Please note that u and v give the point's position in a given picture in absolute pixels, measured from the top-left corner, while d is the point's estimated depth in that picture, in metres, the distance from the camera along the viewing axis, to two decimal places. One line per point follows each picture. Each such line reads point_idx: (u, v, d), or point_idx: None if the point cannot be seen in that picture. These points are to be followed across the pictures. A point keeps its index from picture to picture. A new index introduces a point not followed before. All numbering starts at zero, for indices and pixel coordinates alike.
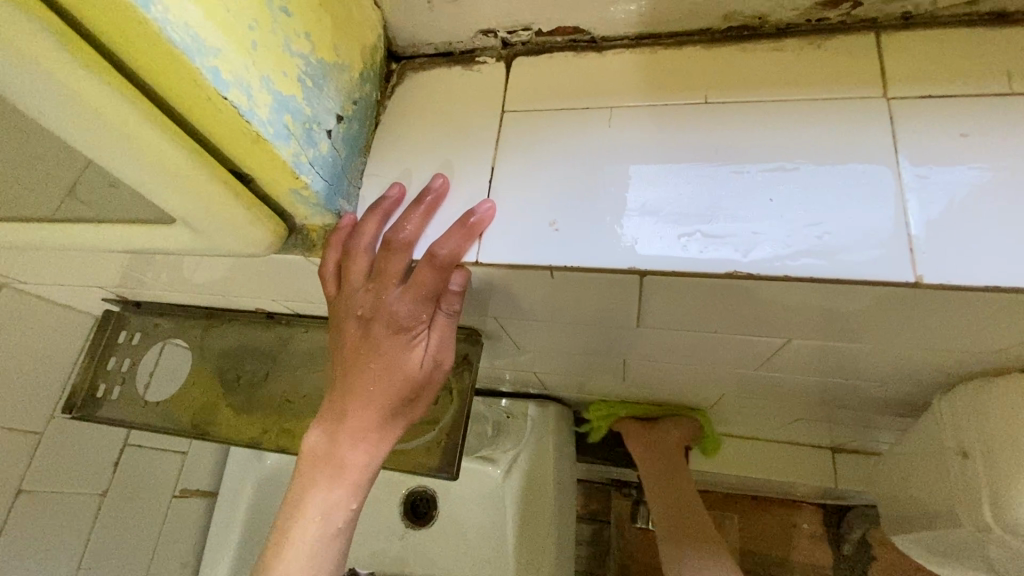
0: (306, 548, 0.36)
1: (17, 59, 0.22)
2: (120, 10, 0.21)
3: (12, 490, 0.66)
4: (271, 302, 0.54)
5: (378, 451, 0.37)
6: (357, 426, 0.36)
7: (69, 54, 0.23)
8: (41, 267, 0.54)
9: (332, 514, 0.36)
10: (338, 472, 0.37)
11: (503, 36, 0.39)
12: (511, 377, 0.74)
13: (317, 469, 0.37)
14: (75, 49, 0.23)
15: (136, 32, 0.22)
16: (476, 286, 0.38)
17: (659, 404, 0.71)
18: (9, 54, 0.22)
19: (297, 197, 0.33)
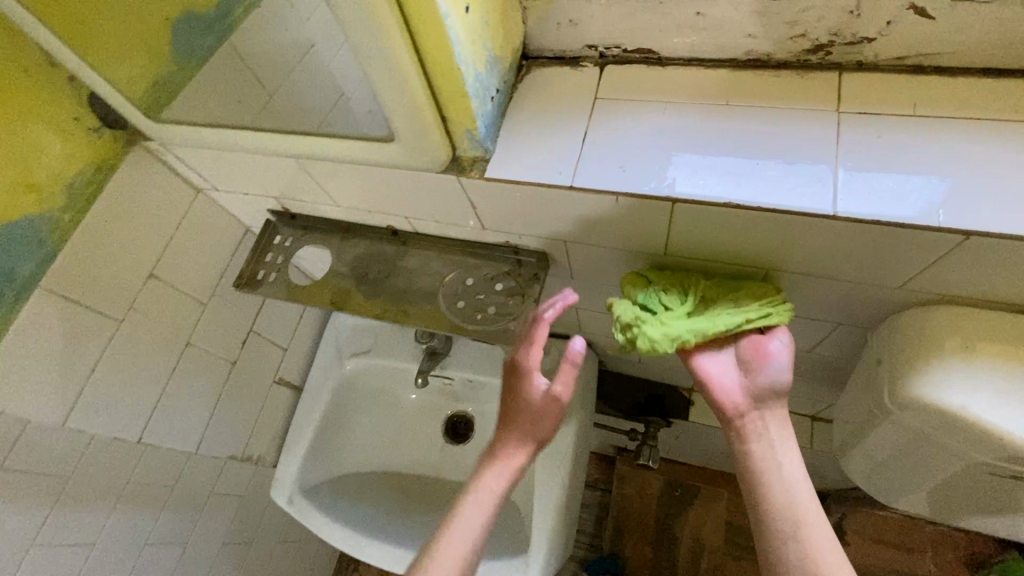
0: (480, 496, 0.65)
1: (375, 30, 0.44)
2: (433, 15, 0.43)
3: (184, 341, 0.87)
4: (402, 220, 0.76)
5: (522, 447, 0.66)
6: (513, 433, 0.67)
7: (397, 32, 0.44)
8: (246, 174, 0.77)
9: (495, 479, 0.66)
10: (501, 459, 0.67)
11: (600, 50, 0.59)
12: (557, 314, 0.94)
13: (490, 456, 0.68)
14: (400, 30, 0.45)
15: (434, 27, 0.44)
16: (566, 211, 0.59)
17: (746, 321, 0.57)
18: (372, 27, 0.44)
19: (467, 135, 0.54)
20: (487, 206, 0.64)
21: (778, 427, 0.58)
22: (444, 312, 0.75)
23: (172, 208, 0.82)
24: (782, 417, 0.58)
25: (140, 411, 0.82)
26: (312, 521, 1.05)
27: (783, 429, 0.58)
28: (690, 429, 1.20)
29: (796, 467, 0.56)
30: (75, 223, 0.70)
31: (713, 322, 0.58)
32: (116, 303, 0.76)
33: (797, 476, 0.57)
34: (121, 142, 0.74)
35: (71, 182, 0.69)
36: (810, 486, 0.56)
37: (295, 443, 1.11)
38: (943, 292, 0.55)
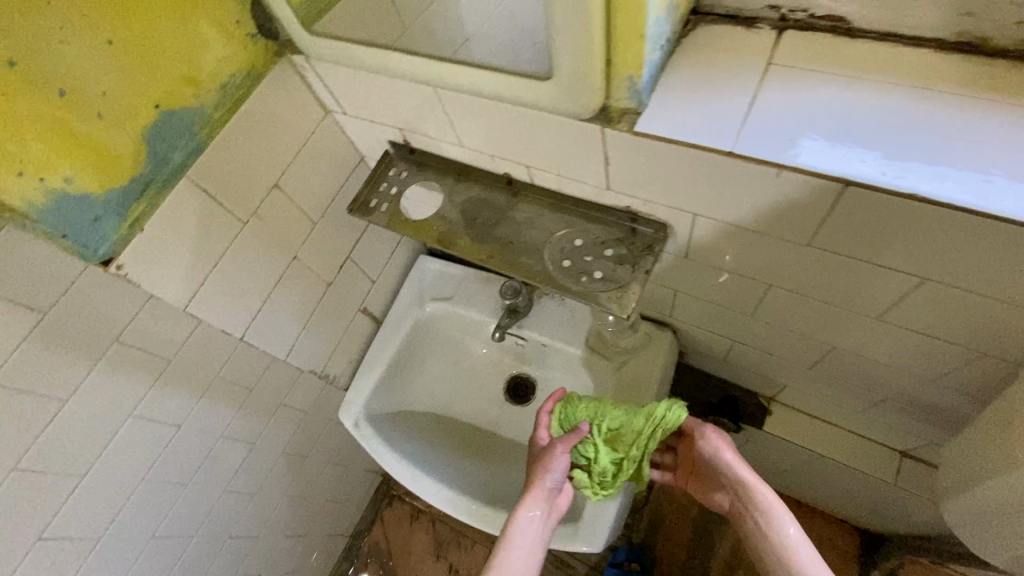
0: (523, 524, 0.77)
1: None
2: None
3: (293, 255, 0.91)
4: (521, 169, 0.75)
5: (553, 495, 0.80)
6: (547, 484, 0.80)
7: None
8: (380, 100, 0.78)
9: (534, 517, 0.78)
10: (539, 498, 0.79)
11: (783, 12, 0.55)
12: (652, 293, 0.92)
13: (532, 494, 0.80)
14: None
15: None
16: (712, 179, 0.56)
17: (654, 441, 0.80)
18: None
19: (627, 83, 0.52)
20: (621, 164, 0.62)
21: (750, 496, 0.75)
22: (547, 268, 0.75)
23: (303, 125, 0.85)
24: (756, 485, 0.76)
25: (247, 311, 0.87)
26: (373, 447, 1.09)
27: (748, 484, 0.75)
28: (760, 440, 1.16)
29: (765, 512, 0.73)
30: (223, 123, 0.74)
31: (627, 460, 0.83)
32: (244, 206, 0.80)
33: (767, 517, 0.72)
34: (271, 52, 0.77)
35: (224, 83, 0.73)
36: (787, 525, 0.71)
37: (368, 372, 1.16)
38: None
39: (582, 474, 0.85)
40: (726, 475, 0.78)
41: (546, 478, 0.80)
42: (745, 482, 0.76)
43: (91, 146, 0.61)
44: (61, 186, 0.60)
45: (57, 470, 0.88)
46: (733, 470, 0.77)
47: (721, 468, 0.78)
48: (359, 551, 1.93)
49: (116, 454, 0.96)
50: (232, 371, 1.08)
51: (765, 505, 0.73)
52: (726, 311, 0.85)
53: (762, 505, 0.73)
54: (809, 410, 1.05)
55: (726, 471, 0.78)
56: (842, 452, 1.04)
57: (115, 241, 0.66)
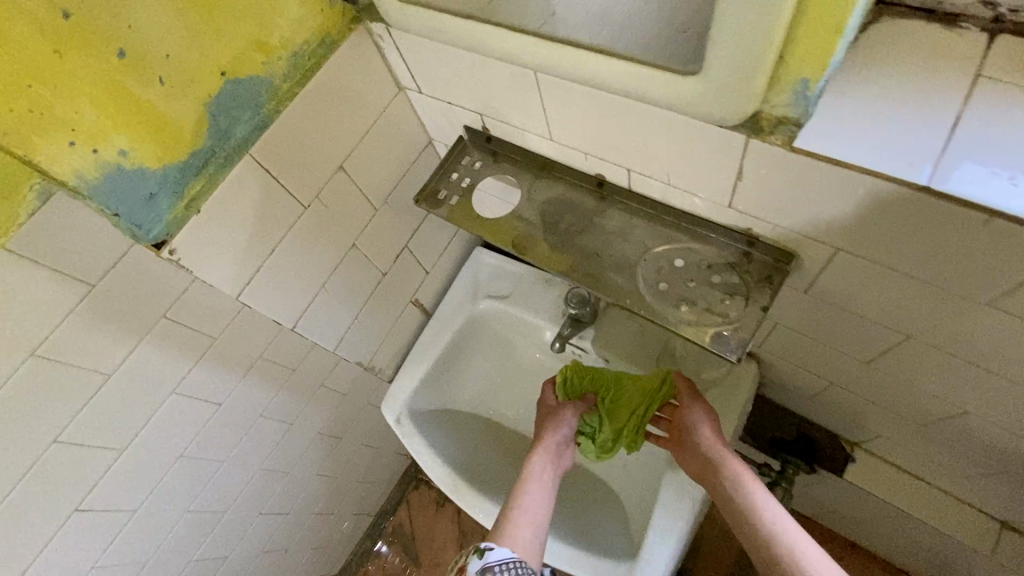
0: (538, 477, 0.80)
1: None
2: None
3: (350, 243, 0.84)
4: (620, 174, 0.65)
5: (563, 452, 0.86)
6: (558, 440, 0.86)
7: None
8: (463, 80, 0.69)
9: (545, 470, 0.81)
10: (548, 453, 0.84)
11: (1001, 11, 0.43)
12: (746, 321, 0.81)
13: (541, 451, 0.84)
14: None
15: None
16: (882, 216, 0.46)
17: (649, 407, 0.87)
18: None
19: (797, 88, 0.41)
20: (757, 183, 0.52)
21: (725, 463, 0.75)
22: (640, 290, 0.65)
23: (373, 102, 0.77)
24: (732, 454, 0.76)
25: (300, 300, 0.81)
26: (415, 447, 1.03)
27: (717, 447, 0.77)
28: (833, 484, 1.05)
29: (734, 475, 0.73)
30: (292, 95, 0.66)
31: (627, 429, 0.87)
32: (307, 189, 0.73)
33: (733, 478, 0.73)
34: (348, 18, 0.68)
35: (296, 50, 0.65)
36: (753, 487, 0.71)
37: (413, 367, 1.09)
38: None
39: (586, 441, 0.91)
40: (700, 440, 0.78)
41: (556, 432, 0.87)
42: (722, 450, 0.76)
43: (150, 115, 0.54)
44: (115, 159, 0.54)
45: (97, 442, 0.85)
46: (714, 438, 0.78)
47: (699, 435, 0.78)
48: (383, 530, 1.91)
49: (156, 429, 0.93)
50: (277, 353, 1.04)
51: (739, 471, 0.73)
52: (832, 352, 0.74)
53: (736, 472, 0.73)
54: (900, 463, 0.93)
55: (705, 439, 0.78)
56: (932, 513, 0.92)
57: (169, 222, 0.59)
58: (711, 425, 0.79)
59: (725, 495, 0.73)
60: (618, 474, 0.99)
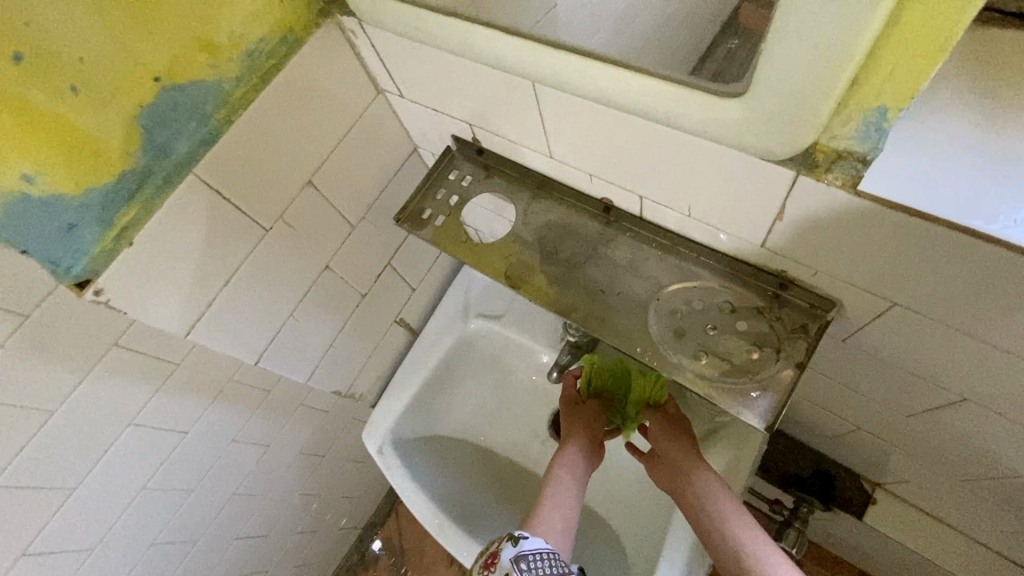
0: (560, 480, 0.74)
1: None
2: None
3: (323, 265, 0.75)
4: (632, 200, 0.56)
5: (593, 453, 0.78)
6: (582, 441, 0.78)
7: None
8: (451, 86, 0.60)
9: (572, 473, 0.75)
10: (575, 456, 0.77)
11: None
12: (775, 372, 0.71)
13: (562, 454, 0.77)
14: None
15: None
16: (958, 279, 0.37)
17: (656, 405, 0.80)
18: None
19: (866, 119, 0.32)
20: (801, 226, 0.43)
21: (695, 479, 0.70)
22: (653, 337, 0.56)
23: (349, 107, 0.67)
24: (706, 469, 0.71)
25: (265, 330, 0.71)
26: (399, 482, 0.95)
27: (688, 461, 0.71)
28: (847, 522, 0.98)
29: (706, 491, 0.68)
30: (247, 102, 0.56)
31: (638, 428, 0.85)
32: (268, 209, 0.63)
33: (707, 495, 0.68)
34: (315, 10, 0.58)
35: (250, 49, 0.55)
36: (726, 503, 0.67)
37: (398, 392, 1.01)
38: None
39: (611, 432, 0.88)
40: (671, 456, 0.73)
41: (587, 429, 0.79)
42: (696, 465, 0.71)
43: (60, 132, 0.45)
44: (20, 185, 0.44)
45: (48, 500, 0.75)
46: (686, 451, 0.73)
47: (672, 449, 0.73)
48: (374, 539, 1.84)
49: (116, 479, 0.82)
50: (249, 379, 0.94)
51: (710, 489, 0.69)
52: (864, 398, 0.66)
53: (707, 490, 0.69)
54: (926, 508, 0.85)
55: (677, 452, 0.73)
56: (960, 563, 0.84)
57: (95, 256, 0.50)
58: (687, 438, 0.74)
59: (695, 511, 0.69)
60: (618, 515, 0.91)
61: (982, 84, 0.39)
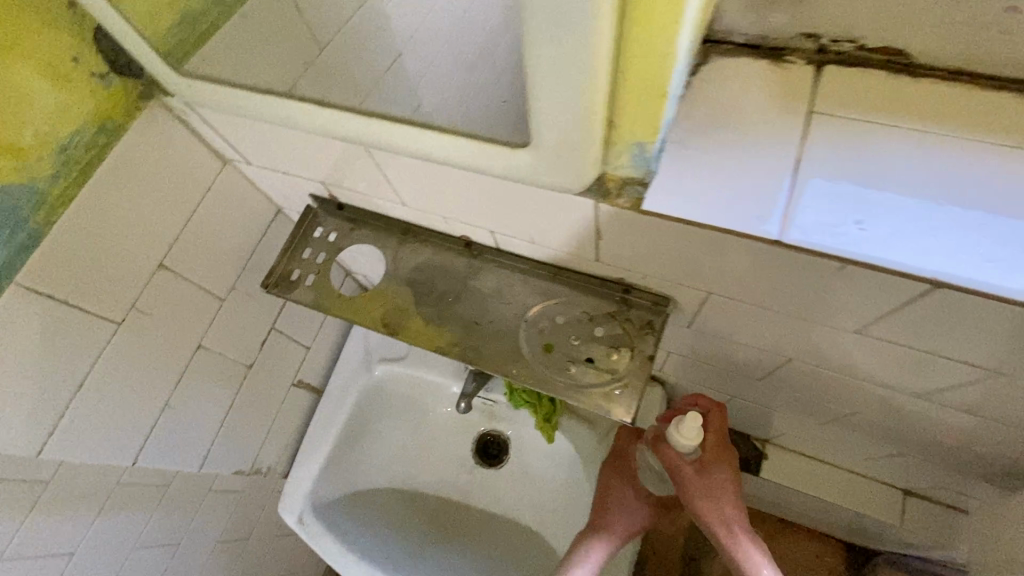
0: (586, 545, 0.68)
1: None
2: None
3: (195, 344, 0.72)
4: (485, 233, 0.60)
5: (623, 508, 0.69)
6: (615, 500, 0.70)
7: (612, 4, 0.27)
8: (290, 150, 0.60)
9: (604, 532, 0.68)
10: (605, 519, 0.69)
11: (823, 42, 0.41)
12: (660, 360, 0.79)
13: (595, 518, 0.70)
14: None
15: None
16: (737, 269, 0.44)
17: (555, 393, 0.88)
18: None
19: (632, 152, 0.37)
20: (619, 240, 0.49)
21: (717, 523, 0.59)
22: (526, 357, 0.60)
23: (193, 183, 0.65)
24: (736, 506, 0.60)
25: (138, 426, 0.67)
26: (327, 550, 0.92)
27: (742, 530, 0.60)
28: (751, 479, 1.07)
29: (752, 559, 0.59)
30: (69, 200, 0.54)
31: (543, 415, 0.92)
32: (114, 302, 0.60)
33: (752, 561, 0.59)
34: (134, 95, 0.57)
35: (62, 145, 0.53)
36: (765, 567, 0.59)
37: (309, 455, 0.98)
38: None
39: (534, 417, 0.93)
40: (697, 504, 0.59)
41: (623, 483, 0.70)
42: (724, 508, 0.59)
43: None
44: None
45: None
46: (714, 495, 0.59)
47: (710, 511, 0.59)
48: None
49: None
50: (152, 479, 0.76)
51: (736, 530, 0.59)
52: (730, 373, 0.73)
53: (726, 538, 0.59)
54: (805, 451, 0.96)
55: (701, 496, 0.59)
56: (846, 495, 0.95)
57: None
58: (719, 477, 0.60)
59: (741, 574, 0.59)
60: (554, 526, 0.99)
61: (729, 96, 0.42)
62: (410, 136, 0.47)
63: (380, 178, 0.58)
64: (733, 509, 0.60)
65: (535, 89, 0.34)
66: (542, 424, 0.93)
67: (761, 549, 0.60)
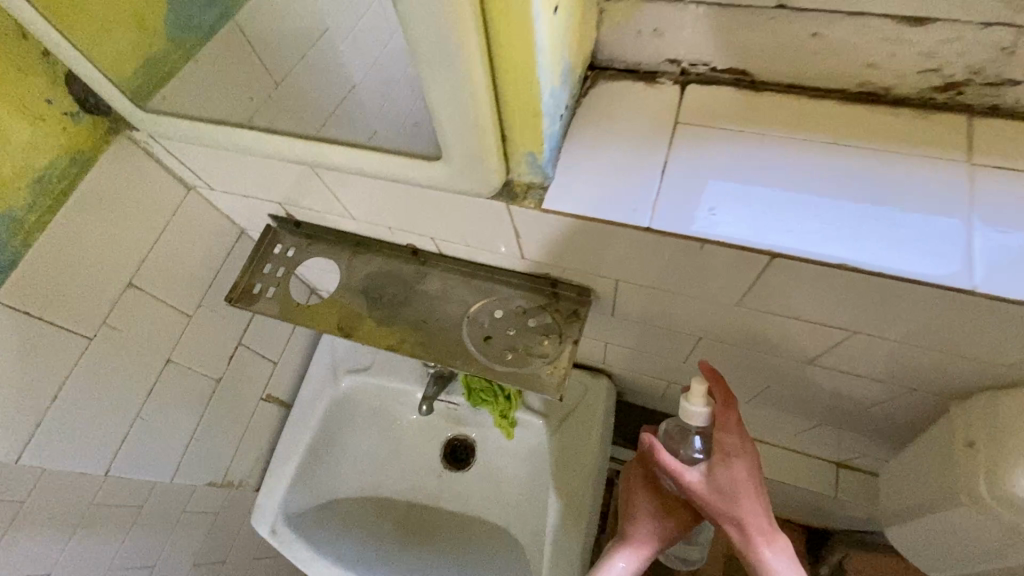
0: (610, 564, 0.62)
1: (455, 41, 0.35)
2: (525, 31, 0.35)
3: (164, 359, 0.77)
4: (426, 240, 0.67)
5: (647, 521, 0.63)
6: (637, 514, 0.64)
7: (478, 46, 0.35)
8: (247, 174, 0.67)
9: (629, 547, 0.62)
10: (629, 533, 0.63)
11: (683, 66, 0.50)
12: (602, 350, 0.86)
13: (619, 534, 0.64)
14: (483, 43, 0.36)
15: (523, 41, 0.35)
16: (631, 254, 0.52)
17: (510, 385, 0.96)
18: (454, 39, 0.35)
19: (526, 159, 0.46)
20: (535, 237, 0.56)
21: (731, 523, 0.56)
22: (468, 348, 0.66)
23: (159, 208, 0.72)
24: (755, 505, 0.56)
25: (106, 436, 0.71)
26: (299, 556, 0.95)
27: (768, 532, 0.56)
28: None
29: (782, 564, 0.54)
30: (44, 225, 0.60)
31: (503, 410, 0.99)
32: (86, 319, 0.65)
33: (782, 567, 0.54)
34: (103, 129, 0.64)
35: (39, 175, 0.59)
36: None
37: (280, 467, 1.01)
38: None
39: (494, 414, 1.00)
40: (719, 502, 0.56)
41: (645, 495, 0.64)
42: (739, 508, 0.55)
43: None
44: None
45: None
46: (726, 493, 0.56)
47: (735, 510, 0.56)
48: None
49: None
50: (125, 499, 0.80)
51: (754, 531, 0.55)
52: (661, 358, 0.81)
53: (745, 539, 0.55)
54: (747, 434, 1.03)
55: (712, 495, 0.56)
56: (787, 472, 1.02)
57: None
58: (733, 476, 0.56)
59: None
60: (518, 521, 1.04)
61: (612, 115, 0.51)
62: (348, 155, 0.54)
63: (329, 195, 0.65)
64: (750, 510, 0.55)
65: (438, 112, 0.42)
66: (502, 419, 0.99)
67: (786, 555, 0.55)
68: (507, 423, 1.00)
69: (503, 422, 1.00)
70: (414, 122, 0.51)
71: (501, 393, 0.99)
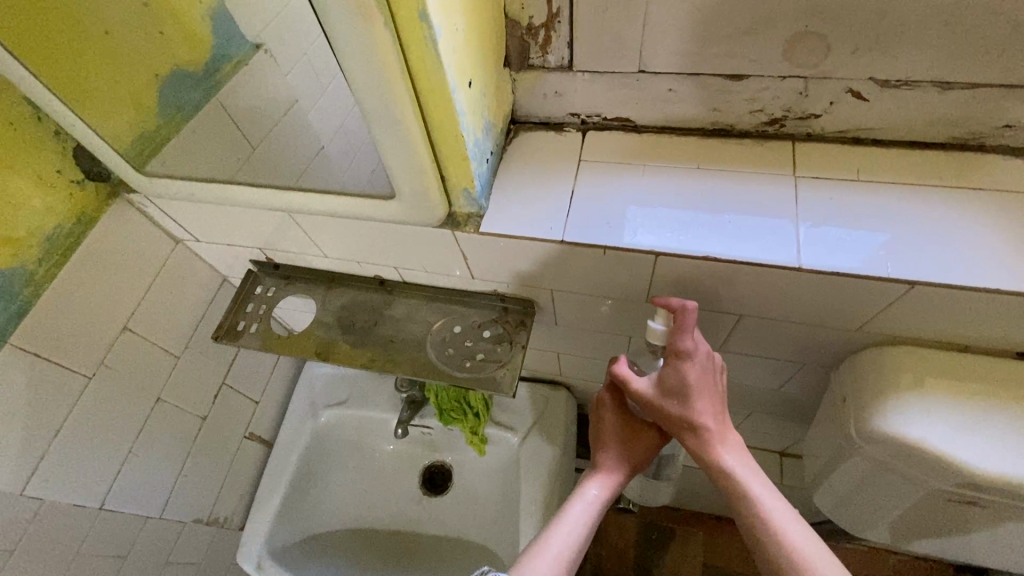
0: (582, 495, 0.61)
1: (396, 110, 0.48)
2: (446, 100, 0.48)
3: (155, 397, 0.84)
4: (389, 269, 0.78)
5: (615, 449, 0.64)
6: (607, 445, 0.65)
7: (413, 112, 0.48)
8: (231, 225, 0.78)
9: (600, 477, 0.62)
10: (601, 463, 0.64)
11: (583, 117, 0.65)
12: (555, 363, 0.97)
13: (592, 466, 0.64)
14: (417, 109, 0.49)
15: (445, 107, 0.48)
16: (555, 267, 0.64)
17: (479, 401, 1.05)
18: (396, 108, 0.48)
19: (464, 194, 0.58)
20: (479, 259, 0.68)
21: (688, 427, 0.57)
22: (431, 359, 0.76)
23: (151, 260, 0.81)
24: (708, 404, 0.57)
25: (100, 471, 0.77)
26: None
27: (723, 435, 0.57)
28: None
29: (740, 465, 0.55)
30: (50, 277, 0.69)
31: (473, 428, 1.07)
32: (86, 360, 0.73)
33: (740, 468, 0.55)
34: (103, 193, 0.74)
35: (48, 234, 0.69)
36: (759, 480, 0.55)
37: (263, 503, 1.06)
38: (901, 335, 0.60)
39: (466, 432, 1.08)
40: (675, 406, 0.57)
41: (613, 424, 0.65)
42: (690, 409, 0.56)
43: None
44: None
45: None
46: (681, 394, 0.57)
47: (692, 412, 0.56)
48: None
49: None
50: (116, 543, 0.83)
51: (707, 432, 0.56)
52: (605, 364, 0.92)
53: (704, 442, 0.56)
54: None
55: (664, 399, 0.58)
56: None
57: None
58: (687, 377, 0.56)
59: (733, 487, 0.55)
60: (494, 535, 1.09)
61: (531, 156, 0.64)
62: (319, 200, 0.66)
63: (303, 237, 0.76)
64: (705, 409, 0.56)
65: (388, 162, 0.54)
66: (473, 437, 1.08)
67: (741, 455, 0.56)
68: (478, 441, 1.08)
69: (473, 440, 1.08)
70: (372, 170, 0.63)
71: (470, 411, 1.07)
